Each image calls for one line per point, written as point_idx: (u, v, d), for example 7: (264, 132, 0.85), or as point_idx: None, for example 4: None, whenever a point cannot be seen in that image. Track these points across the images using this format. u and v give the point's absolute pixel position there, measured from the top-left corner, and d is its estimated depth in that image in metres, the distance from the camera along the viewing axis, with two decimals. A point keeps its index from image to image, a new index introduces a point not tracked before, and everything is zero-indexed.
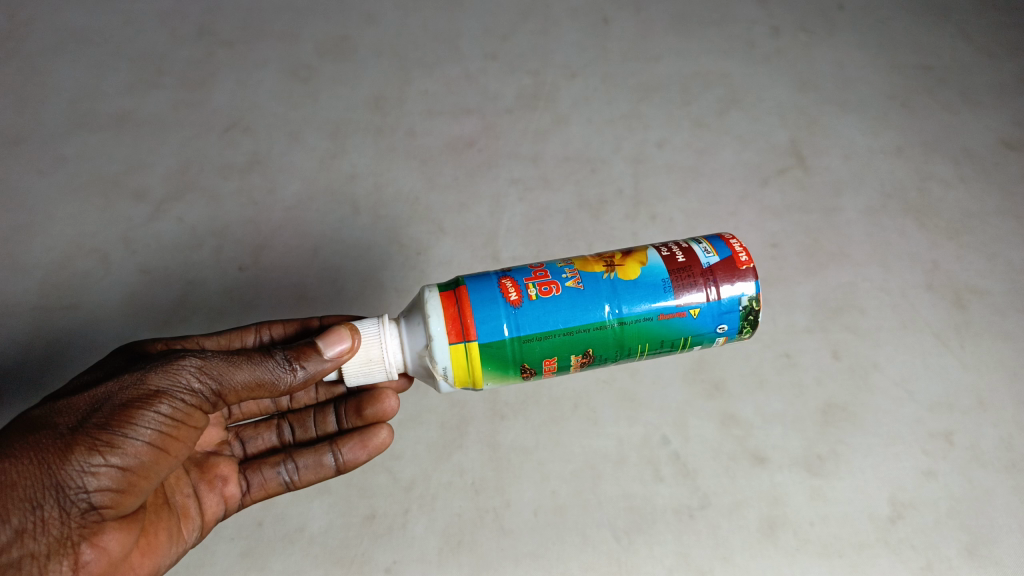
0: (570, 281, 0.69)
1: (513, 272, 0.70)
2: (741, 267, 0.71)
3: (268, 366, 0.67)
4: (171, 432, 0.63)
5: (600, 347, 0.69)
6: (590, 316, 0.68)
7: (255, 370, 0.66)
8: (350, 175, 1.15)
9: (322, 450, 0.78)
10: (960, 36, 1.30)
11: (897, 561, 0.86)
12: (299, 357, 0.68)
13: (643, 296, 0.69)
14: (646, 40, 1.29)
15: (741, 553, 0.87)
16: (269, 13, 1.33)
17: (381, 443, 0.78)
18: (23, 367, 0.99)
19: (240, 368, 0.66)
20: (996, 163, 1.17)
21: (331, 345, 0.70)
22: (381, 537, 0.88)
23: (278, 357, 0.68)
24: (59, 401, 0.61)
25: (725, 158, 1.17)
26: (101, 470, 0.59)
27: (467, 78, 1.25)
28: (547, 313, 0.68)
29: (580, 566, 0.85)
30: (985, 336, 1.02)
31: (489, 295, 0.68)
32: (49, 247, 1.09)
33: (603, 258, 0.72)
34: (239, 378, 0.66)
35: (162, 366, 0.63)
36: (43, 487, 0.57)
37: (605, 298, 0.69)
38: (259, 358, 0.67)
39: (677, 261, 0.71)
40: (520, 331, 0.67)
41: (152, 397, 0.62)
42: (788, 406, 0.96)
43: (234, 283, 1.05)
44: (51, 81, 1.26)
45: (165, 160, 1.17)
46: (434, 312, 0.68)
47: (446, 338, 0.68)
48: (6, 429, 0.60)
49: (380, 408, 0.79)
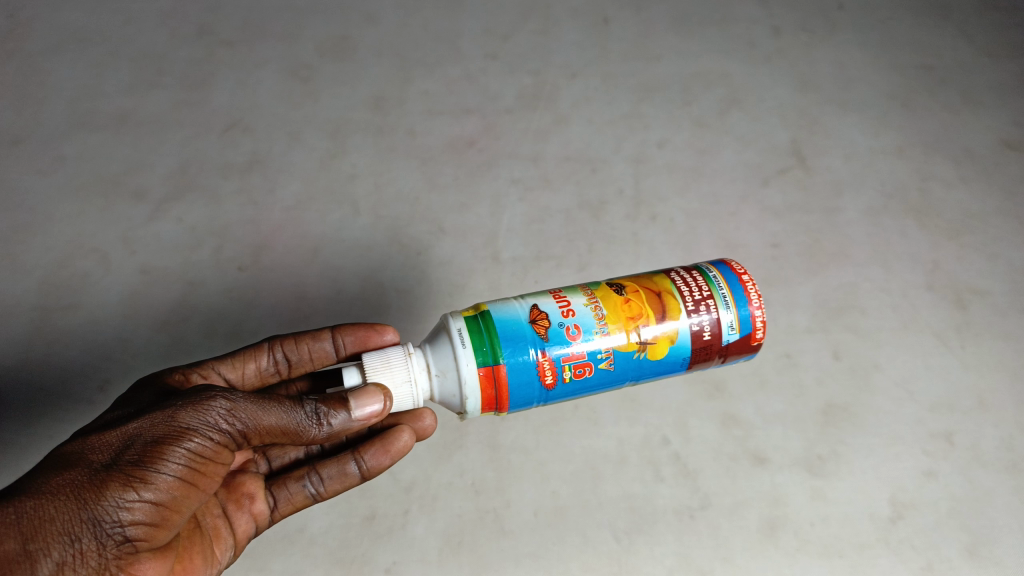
0: (603, 363, 0.69)
1: (549, 347, 0.68)
2: (753, 344, 0.74)
3: (296, 417, 0.65)
4: (200, 468, 0.61)
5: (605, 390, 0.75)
6: (609, 386, 0.72)
7: (283, 417, 0.65)
8: (350, 174, 1.15)
9: (345, 458, 0.76)
10: (961, 36, 1.30)
11: (897, 562, 0.86)
12: (328, 412, 0.66)
13: (661, 371, 0.72)
14: (646, 40, 1.29)
15: (741, 553, 0.86)
16: (269, 13, 1.33)
17: (403, 446, 0.77)
18: (23, 367, 0.99)
19: (268, 412, 0.64)
20: (997, 163, 1.17)
21: (362, 408, 0.67)
22: (382, 537, 0.87)
23: (306, 408, 0.66)
24: (92, 437, 0.60)
25: (726, 158, 1.17)
26: (135, 505, 0.58)
27: (467, 78, 1.25)
28: (575, 388, 0.70)
29: (580, 566, 0.85)
30: (985, 336, 1.02)
31: (526, 377, 0.68)
32: (48, 246, 1.09)
33: (635, 324, 0.70)
34: (267, 421, 0.64)
35: (192, 404, 0.62)
36: (80, 521, 0.56)
37: (629, 375, 0.71)
38: (288, 405, 0.65)
39: (703, 340, 0.71)
40: (547, 400, 0.71)
41: (182, 435, 0.60)
42: (789, 407, 0.96)
43: (234, 283, 1.05)
44: (51, 81, 1.25)
45: (165, 160, 1.17)
46: (471, 395, 0.67)
47: (479, 409, 0.70)
48: (40, 465, 0.59)
49: (420, 427, 0.79)
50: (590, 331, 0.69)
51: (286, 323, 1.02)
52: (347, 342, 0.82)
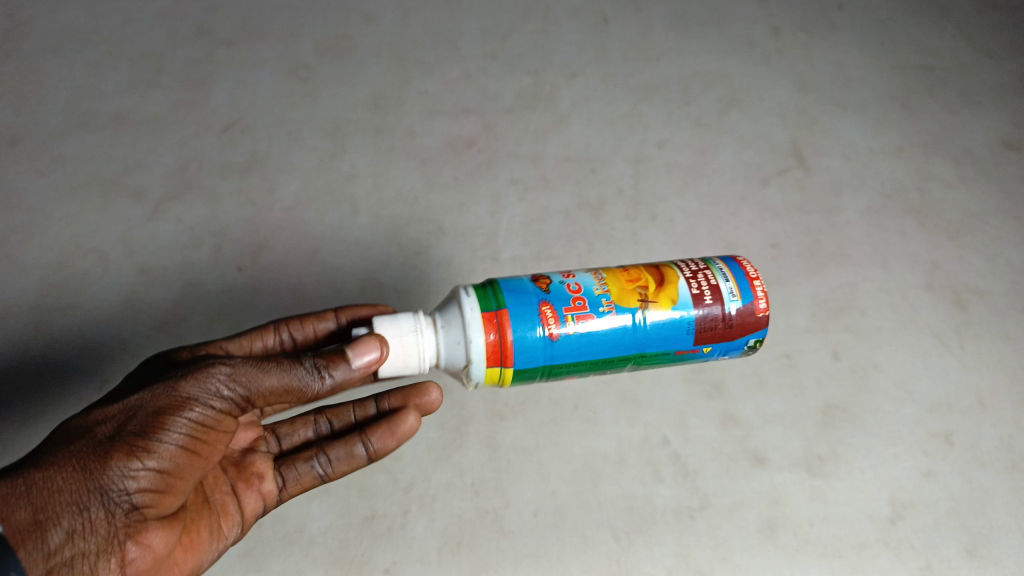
0: (606, 314, 0.68)
1: (552, 298, 0.68)
2: (757, 316, 0.72)
3: (296, 373, 0.66)
4: (203, 434, 0.62)
5: (614, 366, 0.71)
6: (616, 351, 0.69)
7: (284, 377, 0.65)
8: (350, 174, 1.15)
9: (352, 440, 0.74)
10: (960, 36, 1.30)
11: (897, 562, 0.86)
12: (328, 365, 0.66)
13: (666, 338, 0.70)
14: (646, 40, 1.29)
15: (741, 553, 0.86)
16: (268, 13, 1.33)
17: (408, 427, 0.75)
18: (22, 367, 0.99)
19: (268, 373, 0.65)
20: (996, 163, 1.17)
21: (361, 355, 0.66)
22: (381, 537, 0.87)
23: (306, 365, 0.66)
24: (96, 411, 0.61)
25: (725, 159, 1.17)
26: (140, 474, 0.58)
27: (467, 78, 1.25)
28: (581, 346, 0.68)
29: (580, 566, 0.85)
30: (985, 336, 1.02)
31: (529, 322, 0.67)
32: (47, 246, 1.09)
33: (636, 286, 0.70)
34: (267, 384, 0.65)
35: (191, 373, 0.63)
36: (88, 491, 0.56)
37: (632, 335, 0.69)
38: (288, 363, 0.66)
39: (703, 301, 0.70)
40: (552, 361, 0.68)
41: (184, 404, 0.61)
42: (789, 407, 0.96)
43: (234, 284, 1.05)
44: (50, 81, 1.25)
45: (164, 160, 1.17)
46: (473, 334, 0.66)
47: (483, 362, 0.67)
48: (47, 443, 0.60)
49: (425, 402, 0.77)
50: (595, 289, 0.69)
51: None
52: (351, 322, 0.84)
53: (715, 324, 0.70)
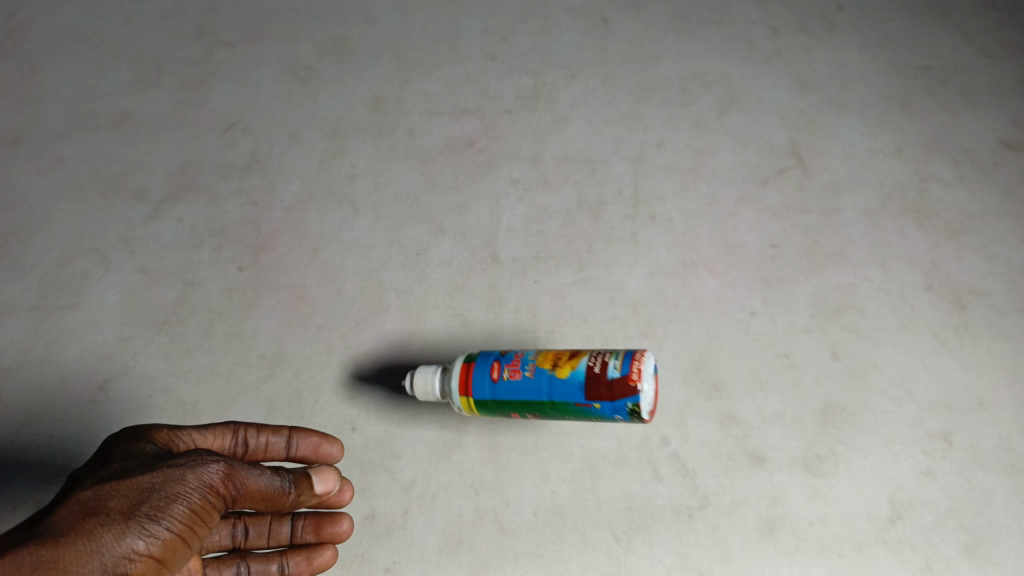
0: (528, 371, 0.84)
1: (503, 356, 0.87)
2: (631, 383, 0.80)
3: (275, 483, 0.74)
4: (195, 522, 0.68)
5: (543, 412, 0.84)
6: (531, 394, 0.83)
7: (264, 484, 0.73)
8: (350, 175, 1.15)
9: (272, 558, 0.85)
10: (960, 36, 1.31)
11: (896, 561, 0.87)
12: (297, 483, 0.76)
13: (563, 391, 0.82)
14: (645, 40, 1.30)
15: (740, 553, 0.87)
16: (269, 13, 1.33)
17: (324, 560, 0.85)
18: (24, 367, 0.99)
19: (254, 479, 0.73)
20: (996, 163, 1.17)
21: (323, 482, 0.78)
22: (382, 537, 0.88)
23: (282, 476, 0.75)
24: (106, 487, 0.65)
25: (724, 159, 1.17)
26: (139, 556, 0.64)
27: (467, 78, 1.25)
28: (516, 387, 0.84)
29: (580, 566, 0.86)
30: (984, 336, 1.02)
31: (485, 368, 0.86)
32: (48, 246, 1.09)
33: (556, 358, 0.85)
34: (251, 488, 0.72)
35: (193, 464, 0.69)
36: (91, 567, 0.61)
37: (542, 388, 0.83)
38: (268, 472, 0.74)
39: (592, 371, 0.82)
40: (496, 396, 0.85)
41: (186, 493, 0.67)
42: (788, 406, 0.96)
43: (234, 284, 1.05)
44: (50, 81, 1.26)
45: (165, 160, 1.17)
46: (453, 372, 0.88)
47: (457, 390, 0.87)
48: (52, 510, 0.63)
49: (337, 531, 0.85)
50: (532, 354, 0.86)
51: (286, 323, 1.02)
52: (301, 447, 0.86)
53: (597, 388, 0.81)
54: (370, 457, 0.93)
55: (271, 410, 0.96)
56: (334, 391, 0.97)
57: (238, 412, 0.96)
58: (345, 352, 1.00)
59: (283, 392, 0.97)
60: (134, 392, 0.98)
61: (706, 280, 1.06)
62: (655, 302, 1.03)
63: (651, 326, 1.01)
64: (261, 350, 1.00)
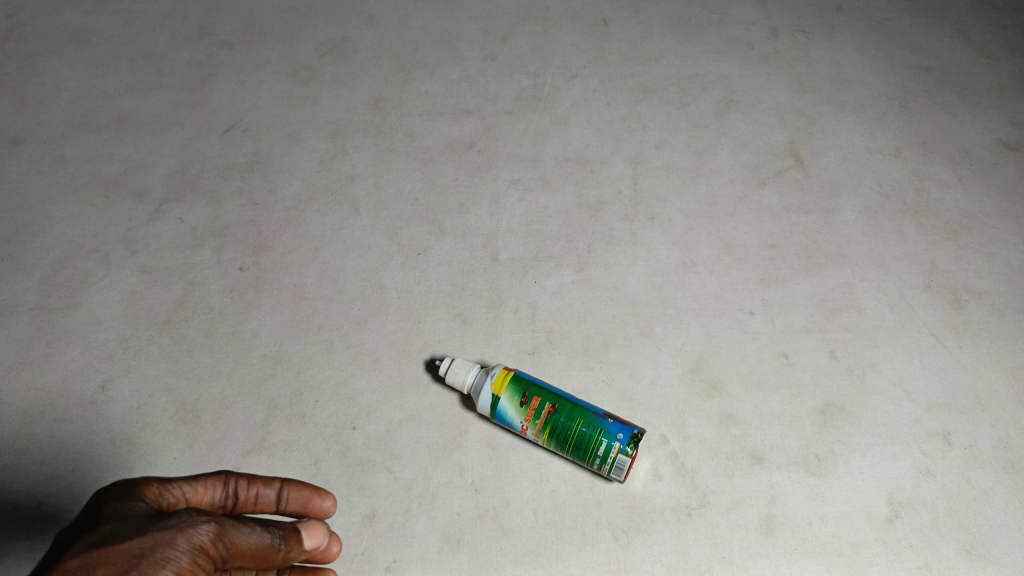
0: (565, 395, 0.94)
1: None
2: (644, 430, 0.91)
3: (267, 540, 0.70)
4: None
5: (558, 410, 0.89)
6: (561, 394, 0.91)
7: (256, 542, 0.69)
8: (350, 175, 1.15)
9: None
10: (959, 37, 1.31)
11: (895, 561, 0.87)
12: (289, 539, 0.71)
13: (589, 404, 0.91)
14: (645, 41, 1.30)
15: (740, 552, 0.87)
16: (270, 15, 1.34)
17: None
18: (24, 367, 1.00)
19: (245, 539, 0.69)
20: (995, 163, 1.17)
21: (313, 537, 0.73)
22: (381, 536, 0.88)
23: (273, 533, 0.71)
24: (93, 554, 0.63)
25: (723, 159, 1.18)
26: None
27: (467, 79, 1.26)
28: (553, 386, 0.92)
29: (580, 565, 0.86)
30: (983, 336, 1.02)
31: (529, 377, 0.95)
32: (48, 246, 1.10)
33: None
34: (242, 547, 0.69)
35: (181, 526, 0.66)
36: None
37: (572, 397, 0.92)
38: (259, 529, 0.70)
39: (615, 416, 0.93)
40: (533, 380, 0.92)
41: (175, 557, 0.65)
42: (786, 406, 0.97)
43: (235, 284, 1.06)
44: (51, 81, 1.26)
45: (165, 160, 1.18)
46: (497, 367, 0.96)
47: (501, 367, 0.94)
48: None
49: None
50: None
51: (287, 323, 1.02)
52: (291, 500, 0.81)
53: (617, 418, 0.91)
54: (370, 456, 0.93)
55: (272, 409, 0.96)
56: (334, 390, 0.97)
57: (238, 411, 0.96)
58: (345, 351, 1.00)
59: (283, 391, 0.97)
60: (134, 391, 0.98)
61: (705, 280, 1.06)
62: (654, 302, 1.04)
63: (650, 325, 1.02)
64: (261, 350, 1.00)
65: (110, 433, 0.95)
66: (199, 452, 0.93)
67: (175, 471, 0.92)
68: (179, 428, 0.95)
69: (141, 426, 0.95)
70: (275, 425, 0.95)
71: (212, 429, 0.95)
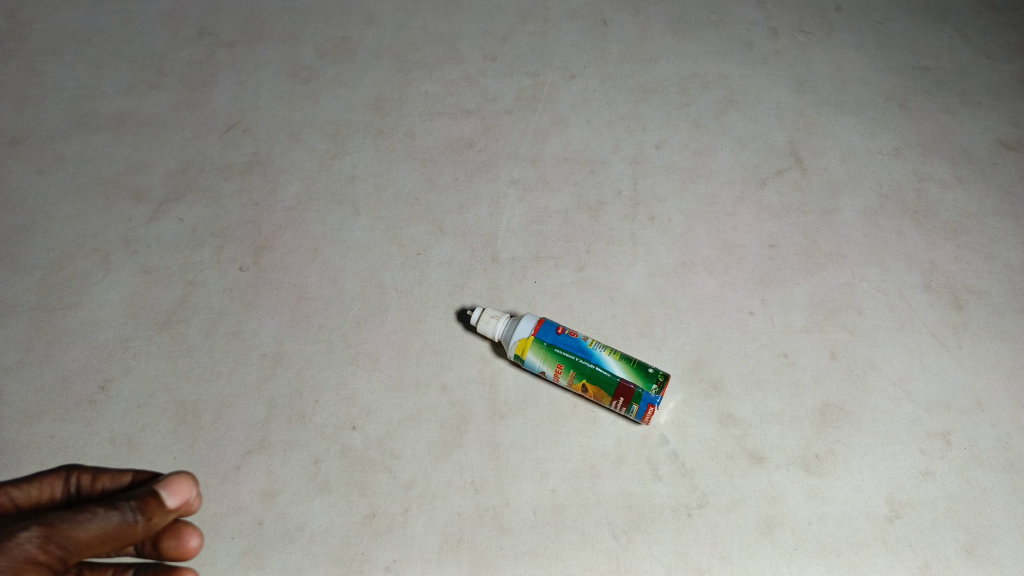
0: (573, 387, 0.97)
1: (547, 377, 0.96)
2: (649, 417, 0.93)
3: (109, 521, 0.65)
4: None
5: None
6: None
7: (97, 526, 0.64)
8: (350, 175, 1.15)
9: None
10: (958, 37, 1.31)
11: (895, 561, 0.87)
12: (142, 514, 0.66)
13: None
14: (645, 41, 1.30)
15: (739, 552, 0.87)
16: (269, 15, 1.34)
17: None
18: (24, 367, 1.00)
19: (83, 526, 0.64)
20: (995, 163, 1.17)
21: (178, 495, 0.67)
22: (381, 536, 0.88)
23: (117, 508, 0.65)
24: None
25: (723, 159, 1.18)
26: None
27: (466, 79, 1.26)
28: None
29: (579, 565, 0.87)
30: (983, 336, 1.02)
31: None
32: (48, 246, 1.10)
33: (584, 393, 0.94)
34: (84, 535, 0.64)
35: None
36: None
37: None
38: (102, 512, 0.65)
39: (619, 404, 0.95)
40: None
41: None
42: (786, 406, 0.97)
43: (235, 283, 1.06)
44: (51, 81, 1.26)
45: (166, 160, 1.18)
46: None
47: None
48: None
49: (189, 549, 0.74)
50: (561, 378, 0.94)
51: (287, 323, 1.02)
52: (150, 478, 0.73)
53: None
54: (370, 456, 0.93)
55: (271, 409, 0.96)
56: (334, 390, 0.97)
57: (238, 411, 0.96)
58: (345, 351, 1.00)
59: (283, 391, 0.97)
60: (134, 391, 0.98)
61: (705, 280, 1.06)
62: (654, 302, 1.04)
63: (650, 325, 1.02)
64: (261, 350, 1.00)
65: (110, 433, 0.95)
66: (199, 452, 0.93)
67: (175, 471, 0.92)
68: (179, 428, 0.95)
69: (141, 426, 0.95)
70: (275, 425, 0.95)
71: (212, 429, 0.95)
